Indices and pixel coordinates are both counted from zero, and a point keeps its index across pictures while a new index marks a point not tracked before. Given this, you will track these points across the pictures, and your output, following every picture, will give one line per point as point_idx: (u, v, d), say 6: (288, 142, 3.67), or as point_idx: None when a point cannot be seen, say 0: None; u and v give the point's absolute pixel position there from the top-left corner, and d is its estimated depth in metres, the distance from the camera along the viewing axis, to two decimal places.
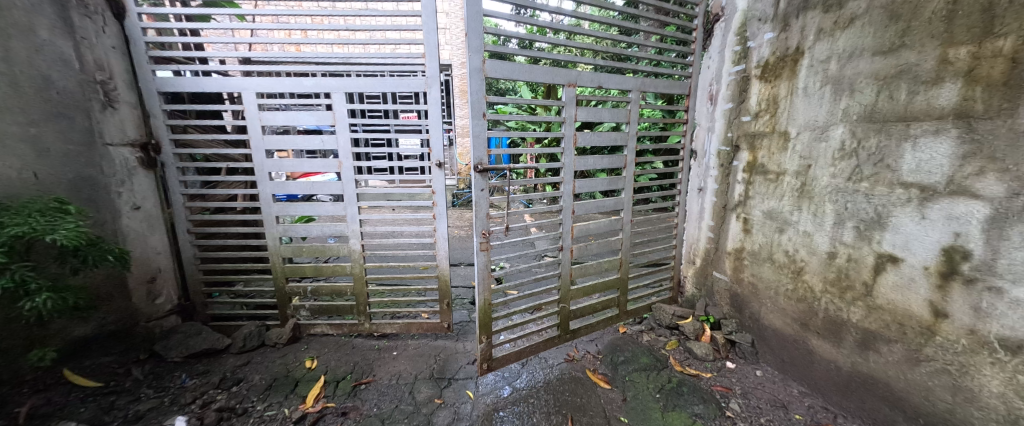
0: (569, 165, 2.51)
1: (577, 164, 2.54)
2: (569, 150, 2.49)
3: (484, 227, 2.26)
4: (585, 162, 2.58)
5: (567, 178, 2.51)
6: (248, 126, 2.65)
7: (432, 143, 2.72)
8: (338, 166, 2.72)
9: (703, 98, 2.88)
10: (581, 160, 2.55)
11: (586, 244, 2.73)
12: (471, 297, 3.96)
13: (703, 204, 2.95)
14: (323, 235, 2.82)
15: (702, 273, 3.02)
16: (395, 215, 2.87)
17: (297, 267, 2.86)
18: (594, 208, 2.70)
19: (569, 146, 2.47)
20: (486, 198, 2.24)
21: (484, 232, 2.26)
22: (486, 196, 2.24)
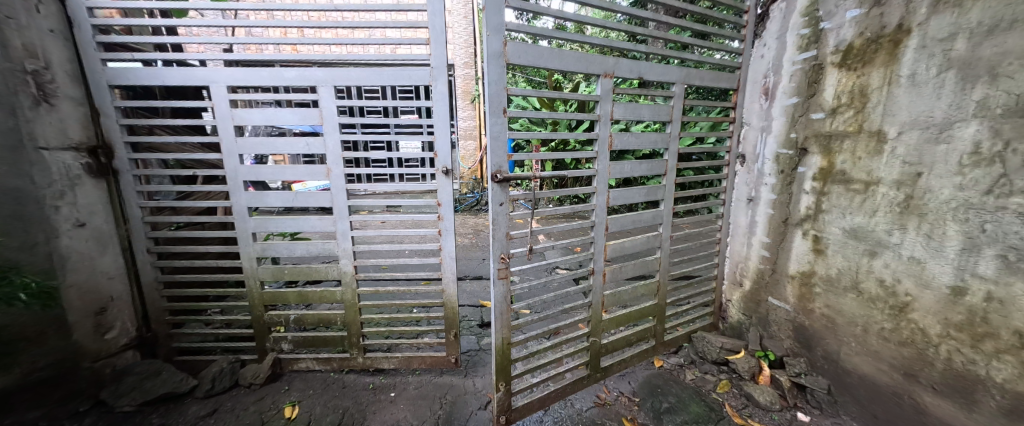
0: (603, 173, 2.08)
1: (611, 171, 2.11)
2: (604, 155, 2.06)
3: (502, 250, 1.83)
4: (621, 170, 2.15)
5: (600, 188, 2.09)
6: (217, 127, 2.20)
7: (437, 146, 2.29)
8: (326, 173, 2.28)
9: (755, 93, 2.45)
10: (616, 167, 2.13)
11: (620, 267, 2.29)
12: (479, 318, 3.51)
13: (755, 217, 2.51)
14: (308, 254, 2.38)
15: (751, 298, 2.57)
16: (393, 230, 2.43)
17: (278, 293, 2.42)
18: (629, 223, 2.26)
19: (604, 149, 2.04)
20: (505, 214, 1.81)
21: (503, 256, 1.83)
22: (505, 212, 1.81)
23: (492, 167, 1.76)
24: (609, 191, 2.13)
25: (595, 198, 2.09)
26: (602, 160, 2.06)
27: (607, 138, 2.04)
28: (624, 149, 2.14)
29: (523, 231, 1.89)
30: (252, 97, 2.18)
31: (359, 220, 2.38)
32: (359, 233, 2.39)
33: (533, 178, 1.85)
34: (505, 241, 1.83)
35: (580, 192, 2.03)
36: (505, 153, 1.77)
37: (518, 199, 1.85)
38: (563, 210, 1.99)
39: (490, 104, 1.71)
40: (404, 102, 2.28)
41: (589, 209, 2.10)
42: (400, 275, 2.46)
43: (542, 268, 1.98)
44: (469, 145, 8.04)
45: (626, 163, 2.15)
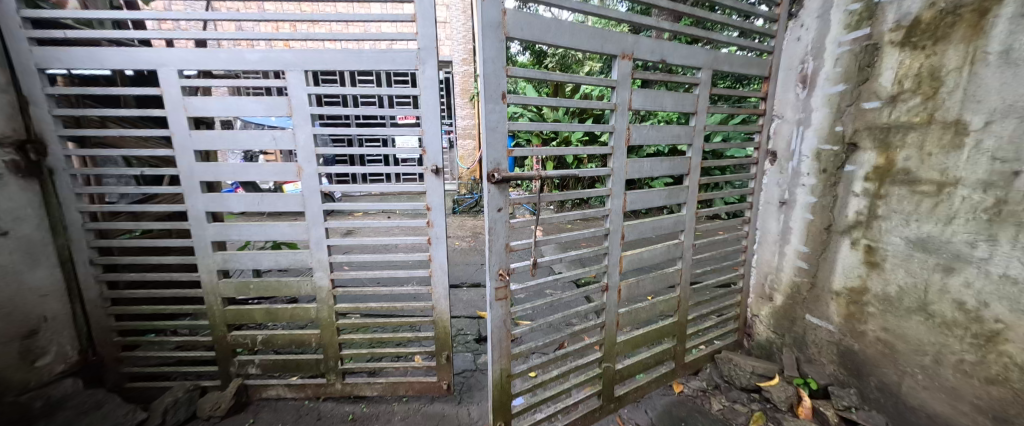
0: (619, 172, 1.77)
1: (629, 170, 1.80)
2: (620, 151, 1.75)
3: (502, 264, 1.51)
4: (639, 168, 1.84)
5: (616, 190, 1.78)
6: (168, 118, 1.88)
7: (425, 141, 1.98)
8: (296, 172, 1.97)
9: (790, 81, 2.14)
10: (634, 165, 1.82)
11: (638, 281, 1.98)
12: (475, 332, 3.19)
13: (788, 222, 2.21)
14: (277, 266, 2.07)
15: (784, 314, 2.27)
16: (375, 239, 2.11)
17: (243, 310, 2.10)
18: (648, 231, 1.95)
19: (620, 144, 1.74)
20: (504, 221, 1.49)
21: (502, 272, 1.51)
22: (505, 219, 1.49)
23: (488, 165, 1.45)
24: (626, 193, 1.82)
25: (610, 201, 1.78)
26: (618, 157, 1.75)
27: (624, 131, 1.73)
28: (643, 144, 1.83)
29: (526, 241, 1.57)
30: (208, 83, 1.86)
31: (335, 226, 2.05)
32: (336, 242, 2.07)
33: (538, 178, 1.53)
34: (505, 254, 1.51)
35: (593, 194, 1.71)
36: (504, 148, 1.46)
37: (520, 203, 1.54)
38: (573, 216, 1.68)
39: (485, 87, 1.40)
40: (388, 90, 1.96)
41: (603, 215, 1.79)
42: (384, 290, 2.14)
43: (549, 286, 1.66)
44: (468, 145, 7.71)
45: (645, 161, 1.84)
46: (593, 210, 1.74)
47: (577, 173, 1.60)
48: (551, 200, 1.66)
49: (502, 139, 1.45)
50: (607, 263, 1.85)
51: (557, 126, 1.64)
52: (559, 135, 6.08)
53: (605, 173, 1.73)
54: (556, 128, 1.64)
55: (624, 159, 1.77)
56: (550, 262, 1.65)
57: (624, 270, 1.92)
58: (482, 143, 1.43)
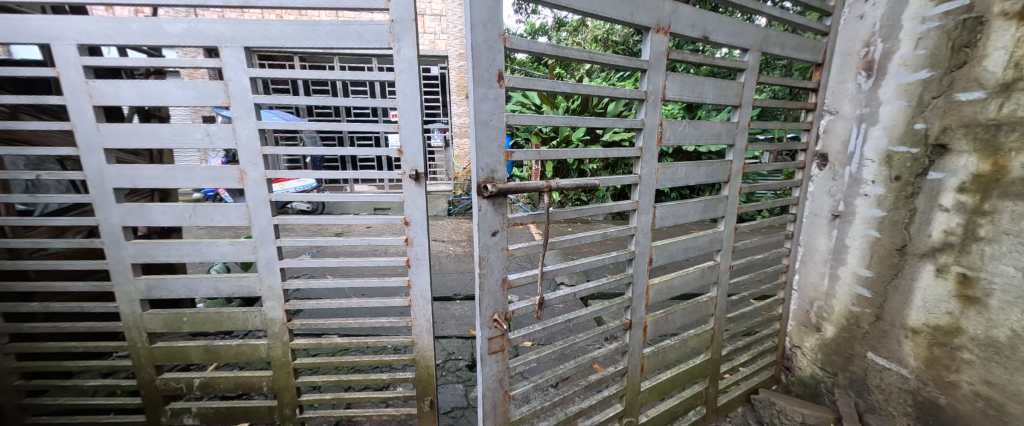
0: (647, 181, 1.38)
1: (659, 177, 1.41)
2: (650, 154, 1.35)
3: (498, 307, 1.11)
4: (672, 176, 1.45)
5: (643, 204, 1.39)
6: (68, 107, 1.46)
7: (401, 139, 1.58)
8: (238, 178, 1.55)
9: (851, 68, 1.76)
10: (665, 173, 1.42)
11: (667, 315, 1.59)
12: (469, 357, 2.78)
13: (845, 241, 1.83)
14: (217, 294, 1.66)
15: (837, 349, 1.89)
16: (341, 260, 1.70)
17: (176, 348, 1.69)
18: (680, 254, 1.56)
19: (650, 144, 1.34)
20: (501, 249, 1.09)
21: (497, 319, 1.11)
22: (503, 246, 1.09)
23: (477, 172, 1.04)
24: (656, 207, 1.43)
25: (637, 218, 1.39)
26: (647, 162, 1.36)
27: (655, 128, 1.33)
28: (677, 144, 1.43)
29: (531, 274, 1.17)
30: (118, 62, 1.43)
31: (288, 245, 1.64)
32: (292, 264, 1.66)
33: (548, 190, 1.12)
34: (502, 294, 1.11)
35: (616, 209, 1.31)
36: (502, 148, 1.06)
37: (524, 222, 1.14)
38: (590, 238, 1.28)
39: (473, 62, 0.99)
40: (352, 74, 1.53)
41: (627, 235, 1.40)
42: (351, 323, 1.72)
43: (560, 329, 1.26)
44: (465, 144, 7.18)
45: (680, 166, 1.45)
46: (616, 230, 1.34)
47: (598, 182, 1.20)
48: (565, 218, 1.24)
49: (498, 136, 1.05)
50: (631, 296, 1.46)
51: (573, 120, 1.20)
52: (560, 134, 5.69)
53: (632, 181, 1.33)
54: (571, 124, 1.21)
55: (655, 165, 1.38)
56: (562, 299, 1.25)
57: (650, 302, 1.53)
58: (470, 140, 1.02)
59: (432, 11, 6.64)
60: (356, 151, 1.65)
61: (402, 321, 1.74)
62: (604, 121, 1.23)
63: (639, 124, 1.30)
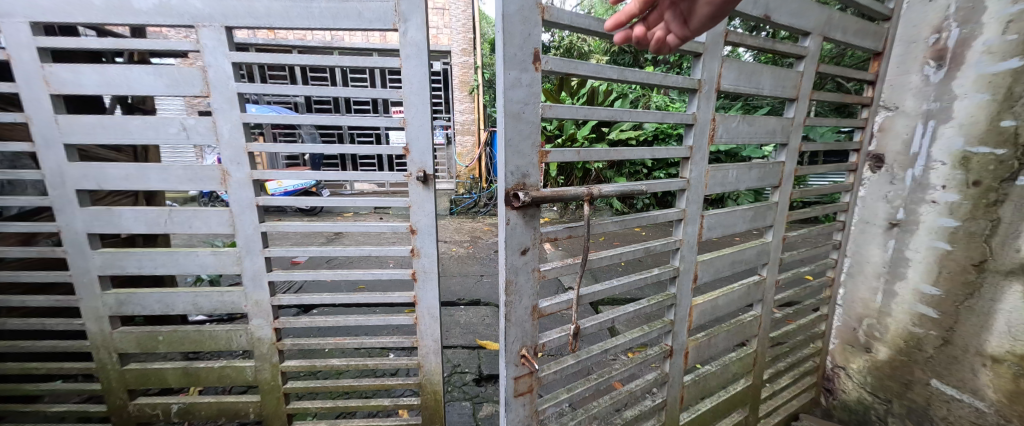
0: (696, 185, 1.20)
1: (708, 182, 1.23)
2: (701, 153, 1.17)
3: (526, 340, 0.98)
4: (722, 180, 1.27)
5: (691, 213, 1.21)
6: (20, 96, 1.25)
7: (406, 134, 1.37)
8: (219, 179, 1.36)
9: (917, 58, 1.55)
10: (715, 176, 1.24)
11: (710, 339, 1.41)
12: (476, 370, 2.57)
13: (903, 253, 1.62)
14: (196, 311, 1.46)
15: (892, 373, 1.70)
16: (337, 273, 1.50)
17: (151, 371, 1.50)
18: (724, 269, 1.38)
19: (702, 143, 1.16)
20: (532, 271, 0.96)
21: (525, 354, 0.98)
22: (533, 267, 0.96)
23: (506, 177, 0.89)
24: (703, 216, 1.26)
25: (683, 229, 1.21)
26: (698, 163, 1.17)
27: (707, 124, 1.16)
28: (728, 143, 1.25)
29: (562, 299, 1.04)
30: (77, 43, 1.22)
31: (277, 255, 1.44)
32: (281, 276, 1.46)
33: (588, 198, 0.97)
34: (531, 325, 0.99)
35: (660, 219, 1.18)
36: (535, 147, 0.87)
37: (557, 237, 1.00)
38: (632, 254, 1.12)
39: (503, 36, 0.79)
40: (351, 59, 1.33)
41: (672, 248, 1.22)
42: (349, 342, 1.52)
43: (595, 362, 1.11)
44: (467, 141, 6.91)
45: (731, 169, 1.28)
46: (660, 244, 1.17)
47: (646, 188, 1.03)
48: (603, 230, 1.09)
49: (531, 133, 0.87)
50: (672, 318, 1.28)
51: (618, 112, 1.01)
52: (566, 132, 5.47)
53: (681, 186, 1.16)
54: (615, 116, 1.01)
55: (705, 167, 1.20)
56: (598, 326, 1.09)
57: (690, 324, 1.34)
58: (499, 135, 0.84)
59: (434, 5, 6.42)
60: (354, 148, 1.45)
61: (406, 340, 1.54)
62: (654, 115, 1.05)
63: (691, 119, 1.12)
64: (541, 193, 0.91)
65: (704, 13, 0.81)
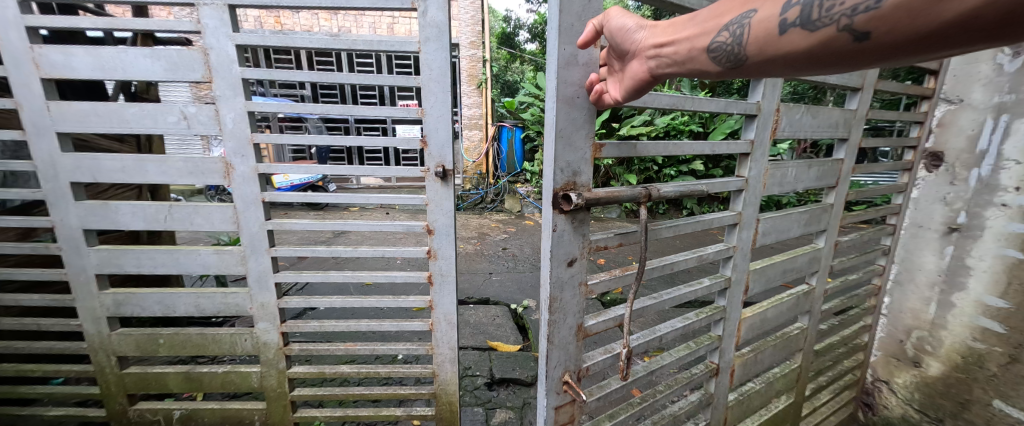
0: (755, 184, 1.26)
1: (766, 181, 1.29)
2: (764, 147, 1.24)
3: (569, 366, 1.10)
4: (779, 182, 1.33)
5: (747, 217, 1.28)
6: (9, 80, 1.15)
7: (424, 126, 1.26)
8: (223, 172, 1.25)
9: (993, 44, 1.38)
10: (771, 178, 1.31)
11: (757, 355, 1.47)
12: (487, 373, 2.47)
13: (964, 261, 1.47)
14: (198, 313, 1.37)
15: (946, 391, 1.55)
16: (345, 275, 1.38)
17: (151, 375, 1.42)
18: (762, 278, 1.42)
19: (765, 139, 1.23)
20: (578, 284, 1.05)
21: (567, 380, 1.09)
22: (579, 280, 1.05)
23: (557, 175, 0.96)
24: (758, 221, 1.32)
25: (738, 232, 1.28)
26: (757, 161, 1.24)
27: (771, 119, 1.23)
28: (791, 136, 1.31)
29: (607, 317, 1.14)
30: (68, 20, 1.12)
31: (284, 255, 1.33)
32: (288, 278, 1.36)
33: (646, 198, 1.00)
34: (575, 346, 1.09)
35: (715, 224, 1.21)
36: (589, 138, 0.97)
37: (607, 245, 1.08)
38: (679, 263, 1.17)
39: (563, 3, 0.85)
40: (362, 40, 1.19)
41: (726, 256, 1.29)
42: (361, 348, 1.42)
43: (643, 382, 1.20)
44: (475, 135, 6.73)
45: (790, 168, 1.33)
46: (714, 252, 1.24)
47: (704, 189, 1.08)
48: (661, 232, 1.12)
49: (584, 124, 0.95)
50: (719, 333, 1.36)
51: (681, 100, 1.05)
52: None
53: (739, 186, 1.22)
54: (678, 104, 1.05)
55: (766, 165, 1.27)
56: (647, 345, 1.17)
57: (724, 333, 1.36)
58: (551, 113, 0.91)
59: None
60: (366, 141, 1.34)
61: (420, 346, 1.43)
62: (717, 103, 1.11)
63: (754, 111, 1.18)
64: (592, 193, 0.98)
65: (627, 83, 0.83)
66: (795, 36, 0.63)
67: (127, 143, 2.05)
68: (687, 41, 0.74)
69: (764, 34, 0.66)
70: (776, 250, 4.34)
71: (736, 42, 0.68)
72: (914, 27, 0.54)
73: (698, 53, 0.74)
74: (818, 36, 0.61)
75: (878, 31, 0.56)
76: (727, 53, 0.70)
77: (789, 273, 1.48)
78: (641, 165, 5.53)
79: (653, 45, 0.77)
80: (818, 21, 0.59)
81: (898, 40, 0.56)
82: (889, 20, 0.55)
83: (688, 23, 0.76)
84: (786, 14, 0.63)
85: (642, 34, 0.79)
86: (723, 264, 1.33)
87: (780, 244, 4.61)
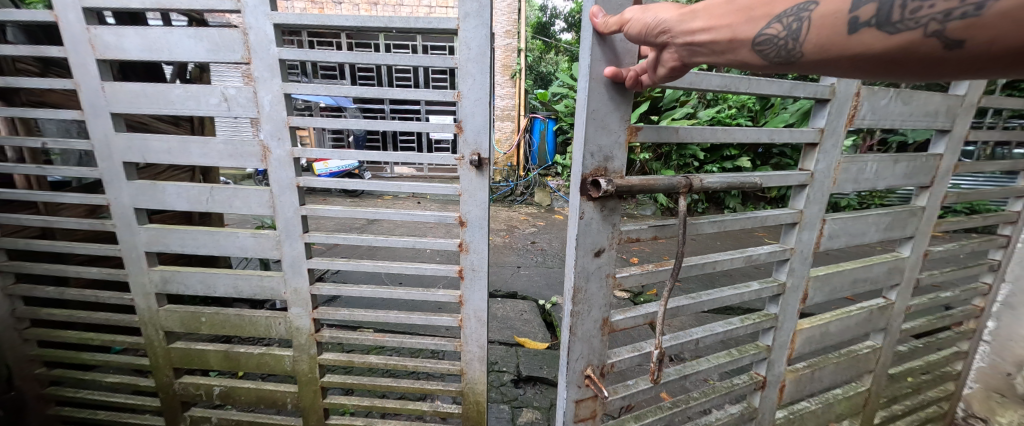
0: (823, 179, 1.15)
1: (838, 177, 1.17)
2: (837, 137, 1.12)
3: (593, 360, 1.09)
4: (856, 178, 1.20)
5: (809, 215, 1.17)
6: (69, 61, 1.20)
7: (460, 110, 1.18)
8: (260, 155, 1.24)
9: None
10: (843, 174, 1.18)
11: (814, 371, 1.36)
12: (514, 370, 2.39)
13: None
14: (236, 294, 1.39)
15: None
16: (374, 265, 1.34)
17: (194, 351, 1.46)
18: (824, 286, 1.29)
19: (838, 129, 1.12)
20: (605, 277, 1.04)
21: (589, 374, 1.09)
22: (606, 272, 1.03)
23: (587, 160, 0.94)
24: (824, 221, 1.20)
25: (799, 231, 1.18)
26: (827, 154, 1.13)
27: (848, 105, 1.11)
28: (871, 125, 1.17)
29: (636, 314, 1.12)
30: (120, 3, 1.14)
31: (316, 242, 1.32)
32: (321, 264, 1.34)
33: (687, 188, 0.95)
34: (600, 340, 1.09)
35: (771, 221, 1.12)
36: (623, 122, 0.93)
37: (641, 237, 1.03)
38: (725, 263, 1.09)
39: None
40: (398, 18, 1.12)
41: (781, 258, 1.20)
42: (388, 339, 1.39)
43: (677, 387, 1.12)
44: (507, 127, 6.64)
45: (870, 162, 1.20)
46: (765, 253, 1.15)
47: (752, 181, 0.99)
48: (706, 228, 1.04)
49: (619, 106, 0.92)
50: (768, 342, 1.28)
51: (733, 82, 0.96)
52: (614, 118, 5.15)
53: (802, 180, 1.12)
54: (732, 85, 0.97)
55: (838, 158, 1.15)
56: (681, 347, 1.09)
57: (773, 343, 1.27)
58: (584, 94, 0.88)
59: None
60: (396, 126, 1.27)
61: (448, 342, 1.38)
62: (779, 86, 1.02)
63: (824, 95, 1.08)
64: (624, 180, 0.95)
65: (660, 76, 0.79)
66: (868, 35, 0.58)
67: (180, 127, 2.16)
68: (727, 29, 0.68)
69: (827, 30, 0.61)
70: (833, 257, 3.95)
71: (790, 36, 0.63)
72: (1013, 42, 0.51)
73: (740, 45, 0.68)
74: (897, 39, 0.57)
75: (970, 42, 0.53)
76: (778, 48, 0.64)
77: (859, 284, 1.34)
78: (681, 159, 5.24)
79: (685, 33, 0.69)
80: (900, 23, 0.56)
81: (981, 53, 0.54)
82: (983, 29, 0.52)
83: (727, 8, 0.68)
84: (859, 11, 0.58)
85: (669, 26, 0.71)
86: (779, 266, 1.24)
87: (838, 249, 4.20)
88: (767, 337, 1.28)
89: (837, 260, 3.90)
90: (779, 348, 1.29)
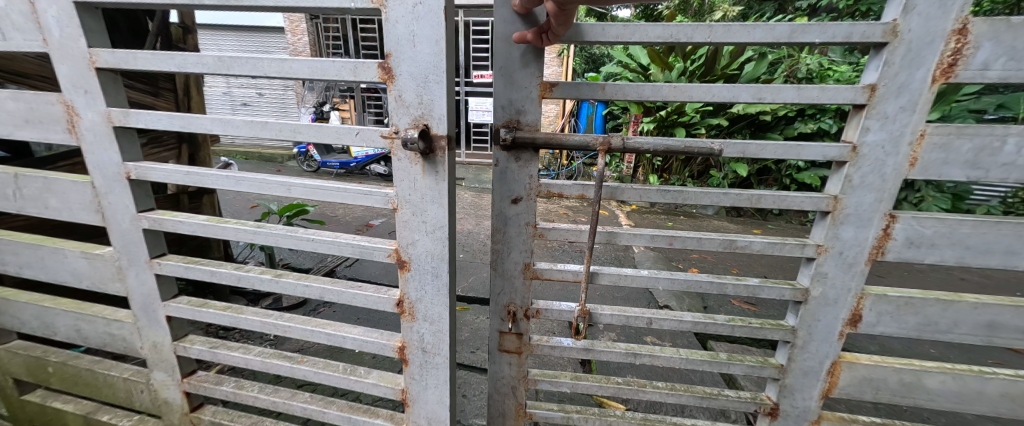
0: (889, 159, 0.80)
1: (920, 154, 0.79)
2: (913, 98, 0.75)
3: (516, 299, 1.09)
4: (974, 160, 0.78)
5: (854, 206, 0.84)
6: None
7: (388, 33, 0.56)
8: (66, 123, 0.73)
9: None
10: (930, 150, 0.78)
11: None
12: None
13: None
14: (82, 341, 0.90)
15: None
16: (268, 324, 0.77)
17: (50, 410, 1.01)
18: (890, 311, 0.92)
19: (914, 86, 0.75)
20: (523, 224, 1.02)
21: (510, 311, 1.09)
22: (526, 220, 1.02)
23: (500, 112, 0.96)
24: (892, 218, 0.84)
25: (834, 225, 0.87)
26: (893, 123, 0.78)
27: (939, 47, 0.72)
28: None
29: (566, 269, 1.05)
30: None
31: (172, 274, 0.78)
32: (187, 313, 0.80)
33: (605, 150, 0.89)
34: (522, 283, 1.07)
35: (781, 203, 0.89)
36: (536, 76, 0.91)
37: (564, 193, 0.99)
38: (687, 239, 0.97)
39: None
40: None
41: (804, 256, 0.92)
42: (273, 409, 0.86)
43: (617, 358, 1.08)
44: (554, 110, 6.01)
45: (1013, 137, 0.74)
46: (761, 243, 0.94)
47: (684, 146, 0.85)
48: (640, 194, 0.96)
49: (530, 61, 0.90)
50: (782, 361, 1.04)
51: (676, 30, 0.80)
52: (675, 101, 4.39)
53: (834, 156, 0.82)
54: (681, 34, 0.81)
55: (917, 127, 0.77)
56: (621, 318, 1.06)
57: (787, 363, 1.02)
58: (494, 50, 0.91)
59: None
60: (270, 63, 0.64)
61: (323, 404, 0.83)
62: (754, 36, 0.78)
63: (883, 37, 0.73)
64: (535, 133, 0.93)
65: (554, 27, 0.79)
66: None
67: (161, 98, 1.91)
68: None
69: None
70: (979, 284, 2.92)
71: None
72: None
73: None
74: None
75: None
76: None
77: (1001, 333, 0.89)
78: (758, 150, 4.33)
79: None
80: None
81: None
82: None
83: None
84: None
85: None
86: (806, 267, 0.95)
87: (981, 272, 3.13)
88: (782, 354, 1.04)
89: (981, 290, 2.77)
90: (802, 375, 1.02)
